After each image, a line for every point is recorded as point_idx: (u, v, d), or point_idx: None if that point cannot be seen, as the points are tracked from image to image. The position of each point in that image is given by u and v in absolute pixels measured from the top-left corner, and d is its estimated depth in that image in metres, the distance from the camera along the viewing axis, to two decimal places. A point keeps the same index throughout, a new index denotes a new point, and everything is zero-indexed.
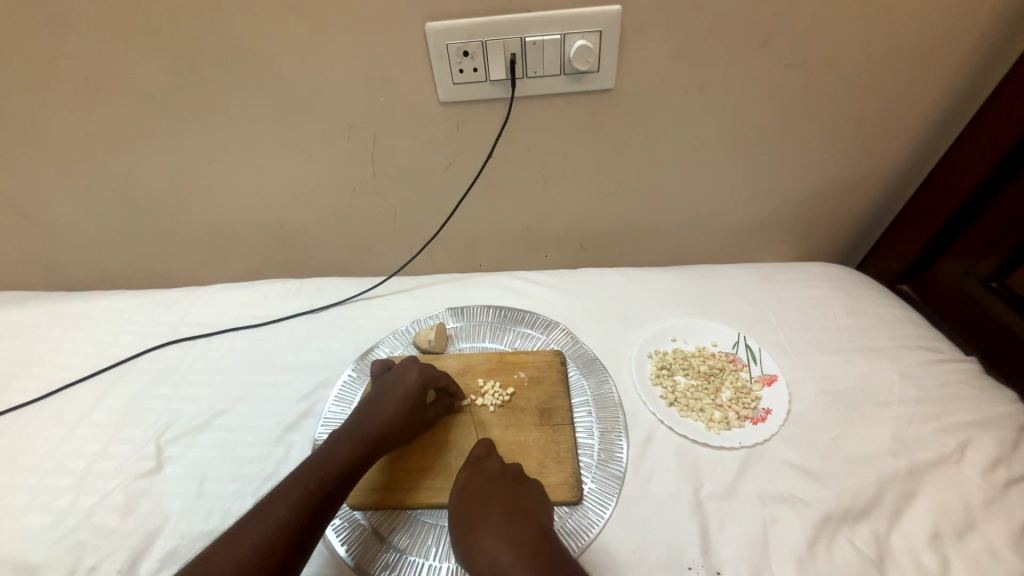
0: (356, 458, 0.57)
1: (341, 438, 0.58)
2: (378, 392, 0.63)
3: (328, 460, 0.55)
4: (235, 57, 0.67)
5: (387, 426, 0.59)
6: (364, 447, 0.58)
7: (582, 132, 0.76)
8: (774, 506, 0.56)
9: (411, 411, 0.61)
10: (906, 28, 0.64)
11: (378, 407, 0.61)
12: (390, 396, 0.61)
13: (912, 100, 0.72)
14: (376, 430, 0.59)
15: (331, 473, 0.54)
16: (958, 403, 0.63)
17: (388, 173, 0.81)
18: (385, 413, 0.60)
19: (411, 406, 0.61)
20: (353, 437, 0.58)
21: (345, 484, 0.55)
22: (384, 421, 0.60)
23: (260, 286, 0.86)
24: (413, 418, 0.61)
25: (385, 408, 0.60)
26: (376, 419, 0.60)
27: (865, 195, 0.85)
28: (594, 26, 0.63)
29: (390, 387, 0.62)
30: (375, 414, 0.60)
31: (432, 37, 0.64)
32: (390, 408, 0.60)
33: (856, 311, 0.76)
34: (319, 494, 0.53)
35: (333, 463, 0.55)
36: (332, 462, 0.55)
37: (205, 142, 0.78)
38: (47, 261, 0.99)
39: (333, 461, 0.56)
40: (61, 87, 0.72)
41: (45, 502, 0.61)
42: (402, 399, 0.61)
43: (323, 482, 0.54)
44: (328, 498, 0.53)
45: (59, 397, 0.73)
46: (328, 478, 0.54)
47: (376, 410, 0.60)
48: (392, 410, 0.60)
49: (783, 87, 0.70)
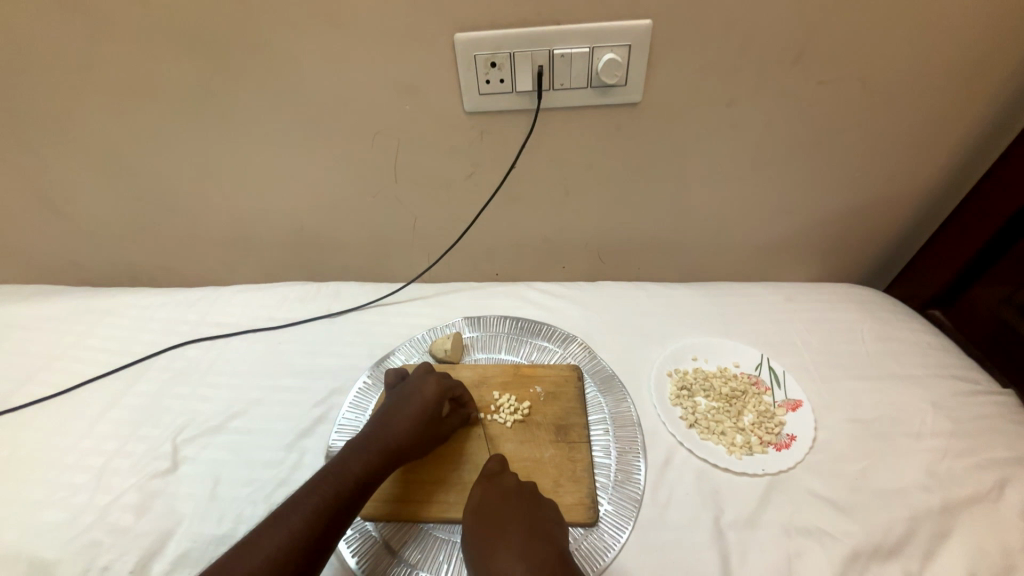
0: (372, 468, 0.56)
1: (356, 448, 0.58)
2: (395, 401, 0.62)
3: (344, 470, 0.55)
4: (266, 63, 0.69)
5: (404, 437, 0.59)
6: (380, 458, 0.57)
7: (606, 144, 0.75)
8: (801, 540, 0.54)
9: (428, 422, 0.60)
10: (944, 48, 0.63)
11: (394, 417, 0.60)
12: (406, 406, 0.61)
13: (949, 120, 0.70)
14: (392, 441, 0.58)
15: (346, 484, 0.54)
16: (995, 437, 0.61)
17: (410, 180, 0.81)
18: (402, 424, 0.59)
19: (428, 417, 0.60)
20: (368, 446, 0.57)
21: (359, 494, 0.54)
22: (400, 432, 0.59)
23: (280, 289, 0.87)
24: (429, 430, 0.60)
25: (402, 419, 0.60)
26: (392, 429, 0.59)
27: (895, 216, 0.83)
28: (624, 40, 0.62)
29: (408, 397, 0.62)
30: (391, 424, 0.59)
31: (460, 47, 0.64)
32: (407, 419, 0.60)
33: (885, 337, 0.74)
34: (333, 504, 0.52)
35: (348, 473, 0.55)
36: (348, 472, 0.55)
37: (233, 144, 0.79)
38: (74, 256, 1.02)
39: (349, 471, 0.55)
40: (99, 88, 0.74)
41: (61, 497, 0.62)
42: (419, 411, 0.60)
43: (338, 493, 0.53)
44: (343, 509, 0.52)
45: (80, 392, 0.74)
46: (344, 488, 0.53)
47: (391, 419, 0.60)
48: (408, 421, 0.60)
49: (814, 104, 0.69)
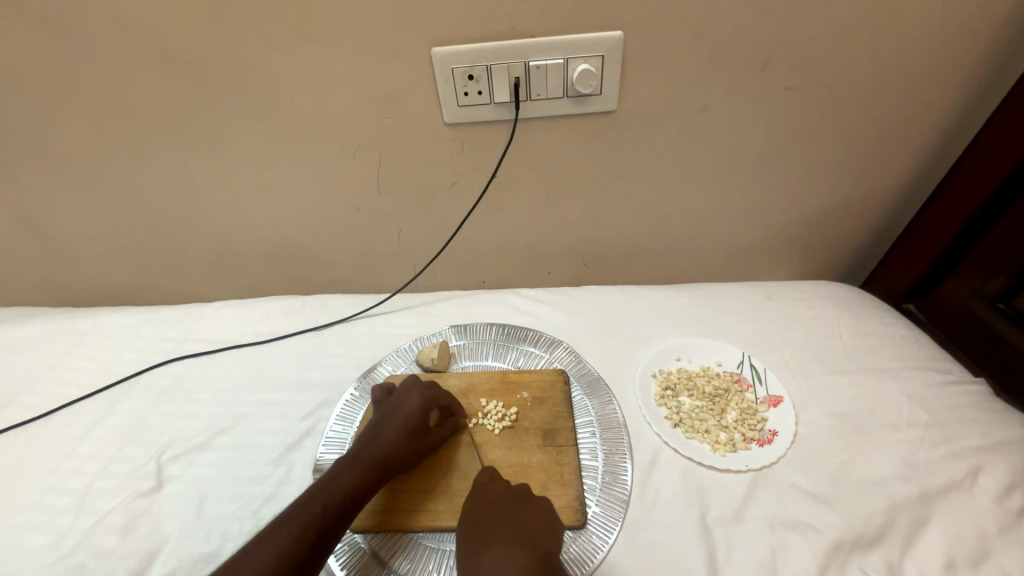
0: (360, 483, 0.56)
1: (345, 463, 0.57)
2: (383, 415, 0.62)
3: (333, 486, 0.55)
4: (247, 79, 0.70)
5: (392, 450, 0.59)
6: (369, 472, 0.57)
7: (585, 151, 0.76)
8: (784, 533, 0.55)
9: (416, 433, 0.61)
10: (902, 52, 0.66)
11: (383, 430, 0.60)
12: (394, 419, 0.61)
13: (912, 120, 0.73)
14: (381, 455, 0.58)
15: (334, 500, 0.54)
16: (968, 425, 0.62)
17: (393, 191, 0.82)
18: (391, 436, 0.59)
19: (416, 428, 0.61)
20: (356, 461, 0.57)
21: (348, 510, 0.54)
22: (388, 444, 0.59)
23: (266, 303, 0.87)
24: (418, 441, 0.61)
25: (390, 431, 0.60)
26: (380, 443, 0.59)
27: (867, 214, 0.85)
28: (597, 51, 0.64)
29: (395, 410, 0.62)
30: (379, 438, 0.59)
31: (438, 60, 0.66)
32: (395, 432, 0.60)
33: (861, 331, 0.75)
34: (322, 520, 0.52)
35: (336, 489, 0.54)
36: (336, 488, 0.55)
37: (215, 161, 0.80)
38: (54, 276, 1.00)
39: (337, 486, 0.55)
40: (79, 108, 0.74)
41: (43, 521, 0.61)
42: (407, 422, 0.60)
43: (327, 508, 0.53)
44: (331, 526, 0.52)
45: (62, 414, 0.73)
46: (331, 505, 0.53)
47: (379, 433, 0.60)
48: (396, 434, 0.60)
49: (783, 108, 0.71)
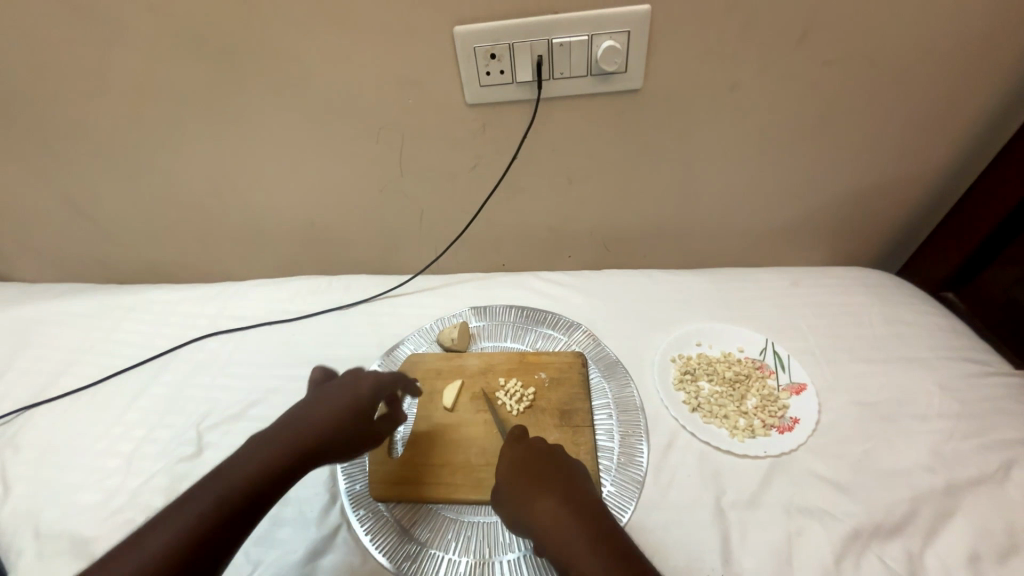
0: (274, 468, 0.52)
1: (263, 444, 0.53)
2: (316, 398, 0.58)
3: (242, 469, 0.50)
4: (272, 62, 0.71)
5: (319, 435, 0.55)
6: (286, 456, 0.53)
7: (608, 132, 0.75)
8: (801, 519, 0.54)
9: (350, 423, 0.56)
10: (954, 22, 0.61)
11: (313, 414, 0.56)
12: (328, 404, 0.57)
13: (962, 96, 0.68)
14: (306, 440, 0.54)
15: (238, 484, 0.50)
16: (1004, 419, 0.60)
17: (415, 173, 0.83)
18: (318, 421, 0.55)
19: (349, 415, 0.56)
20: (278, 442, 0.53)
21: (253, 497, 0.50)
22: (314, 429, 0.55)
23: (294, 282, 0.90)
24: (348, 430, 0.56)
25: (320, 415, 0.56)
26: (306, 426, 0.55)
27: (905, 198, 0.81)
28: (622, 27, 0.63)
29: (330, 393, 0.58)
30: (307, 422, 0.55)
31: (460, 39, 0.65)
32: (327, 418, 0.56)
33: (893, 319, 0.73)
34: (225, 507, 0.48)
35: (243, 472, 0.50)
36: (249, 472, 0.51)
37: (243, 144, 0.82)
38: (99, 255, 1.06)
39: (248, 471, 0.50)
40: (116, 93, 0.77)
41: (96, 480, 0.66)
42: (338, 408, 0.56)
43: (231, 494, 0.49)
44: (233, 513, 0.48)
45: (110, 383, 0.78)
46: (238, 488, 0.49)
47: (309, 416, 0.55)
48: (327, 420, 0.56)
49: (818, 85, 0.68)
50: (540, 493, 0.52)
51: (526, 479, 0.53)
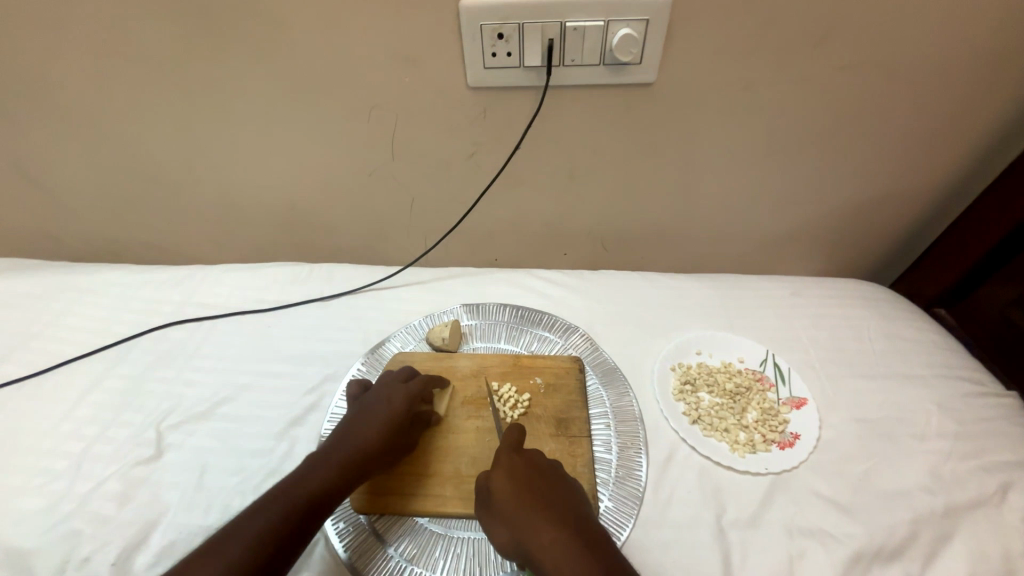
0: (331, 483, 0.53)
1: (314, 463, 0.54)
2: (358, 413, 0.59)
3: (299, 486, 0.52)
4: (253, 25, 0.63)
5: (366, 450, 0.56)
6: (341, 471, 0.54)
7: (616, 126, 0.71)
8: (802, 541, 0.53)
9: (394, 433, 0.57)
10: (978, 35, 0.59)
11: (359, 429, 0.57)
12: (370, 418, 0.58)
13: (976, 112, 0.67)
14: (354, 455, 0.55)
15: (299, 501, 0.51)
16: (999, 441, 0.60)
17: (408, 158, 0.77)
18: (363, 437, 0.56)
19: (396, 426, 0.58)
20: (329, 459, 0.54)
21: (315, 512, 0.51)
22: (361, 445, 0.56)
23: (270, 269, 0.83)
24: (395, 440, 0.57)
25: (367, 428, 0.57)
26: (355, 440, 0.56)
27: (907, 212, 0.81)
28: (641, 14, 0.58)
29: (370, 408, 0.59)
30: (354, 437, 0.56)
31: (465, 15, 0.59)
32: (372, 431, 0.56)
33: (892, 335, 0.72)
34: (284, 523, 0.49)
35: (298, 491, 0.51)
36: (305, 488, 0.52)
37: (218, 115, 0.74)
38: (50, 228, 0.96)
39: (303, 488, 0.52)
40: (71, 48, 0.68)
41: (39, 484, 0.59)
42: (385, 419, 0.57)
43: (291, 510, 0.50)
44: (300, 525, 0.49)
45: (58, 373, 0.70)
46: (298, 505, 0.50)
47: (354, 431, 0.57)
48: (372, 432, 0.56)
49: (836, 91, 0.66)
50: (533, 516, 0.48)
51: (516, 500, 0.49)
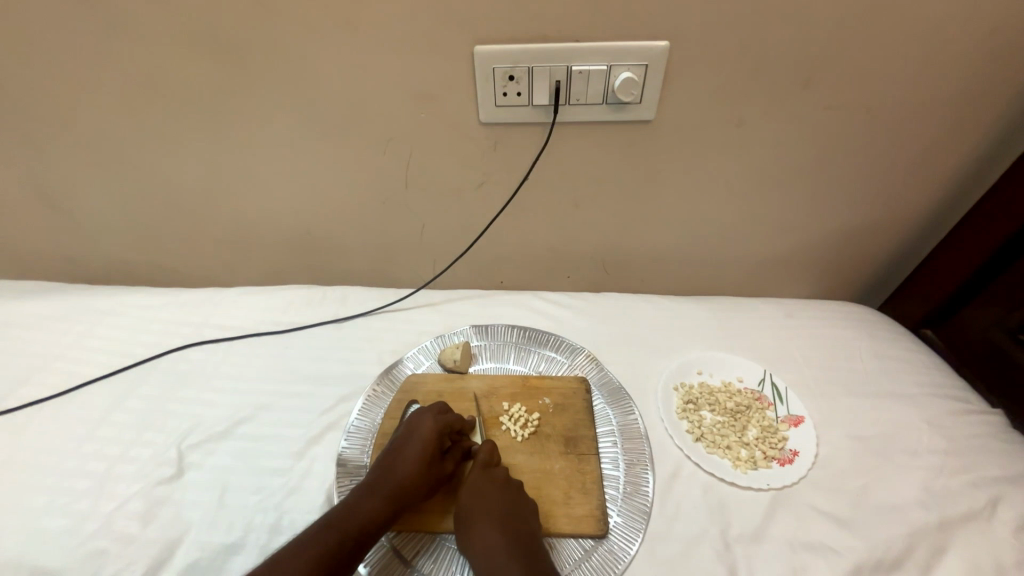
0: (377, 512, 0.55)
1: (360, 492, 0.56)
2: (397, 442, 0.61)
3: (348, 514, 0.54)
4: (282, 66, 0.68)
5: (407, 478, 0.57)
6: (384, 500, 0.56)
7: (618, 158, 0.76)
8: (804, 555, 0.55)
9: (431, 461, 0.59)
10: (946, 79, 0.65)
11: (399, 457, 0.59)
12: (408, 446, 0.59)
13: (948, 146, 0.72)
14: (396, 484, 0.57)
15: (349, 530, 0.53)
16: (987, 455, 0.63)
17: (421, 187, 0.82)
18: (403, 465, 0.58)
19: (432, 453, 0.59)
20: (375, 488, 0.56)
21: (364, 539, 0.53)
22: (402, 473, 0.57)
23: (286, 292, 0.86)
24: (433, 467, 0.59)
25: (405, 457, 0.58)
26: (396, 468, 0.58)
27: (891, 238, 0.85)
28: (641, 60, 0.64)
29: (407, 437, 0.60)
30: (395, 466, 0.58)
31: (480, 59, 0.65)
32: (411, 460, 0.58)
33: (882, 355, 0.76)
34: (337, 550, 0.51)
35: (348, 519, 0.53)
36: (354, 516, 0.54)
37: (242, 146, 0.79)
38: (68, 251, 0.99)
39: (353, 516, 0.54)
40: (108, 83, 0.73)
41: (63, 504, 0.60)
42: (422, 451, 0.59)
43: (342, 539, 0.52)
44: (350, 551, 0.52)
45: (79, 394, 0.72)
46: (349, 533, 0.53)
47: (395, 460, 0.58)
48: (411, 461, 0.58)
49: (820, 128, 0.71)
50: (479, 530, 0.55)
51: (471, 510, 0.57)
